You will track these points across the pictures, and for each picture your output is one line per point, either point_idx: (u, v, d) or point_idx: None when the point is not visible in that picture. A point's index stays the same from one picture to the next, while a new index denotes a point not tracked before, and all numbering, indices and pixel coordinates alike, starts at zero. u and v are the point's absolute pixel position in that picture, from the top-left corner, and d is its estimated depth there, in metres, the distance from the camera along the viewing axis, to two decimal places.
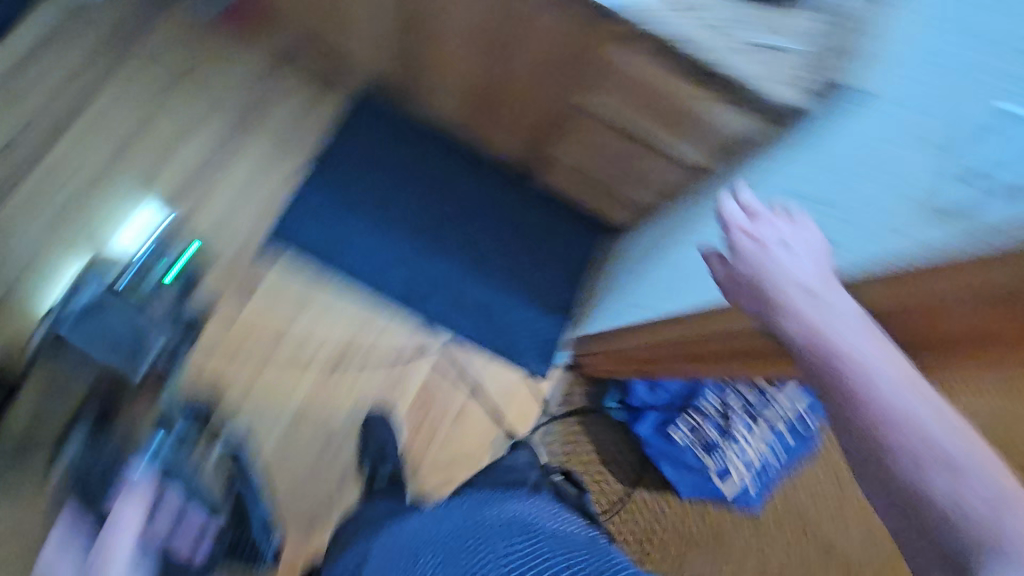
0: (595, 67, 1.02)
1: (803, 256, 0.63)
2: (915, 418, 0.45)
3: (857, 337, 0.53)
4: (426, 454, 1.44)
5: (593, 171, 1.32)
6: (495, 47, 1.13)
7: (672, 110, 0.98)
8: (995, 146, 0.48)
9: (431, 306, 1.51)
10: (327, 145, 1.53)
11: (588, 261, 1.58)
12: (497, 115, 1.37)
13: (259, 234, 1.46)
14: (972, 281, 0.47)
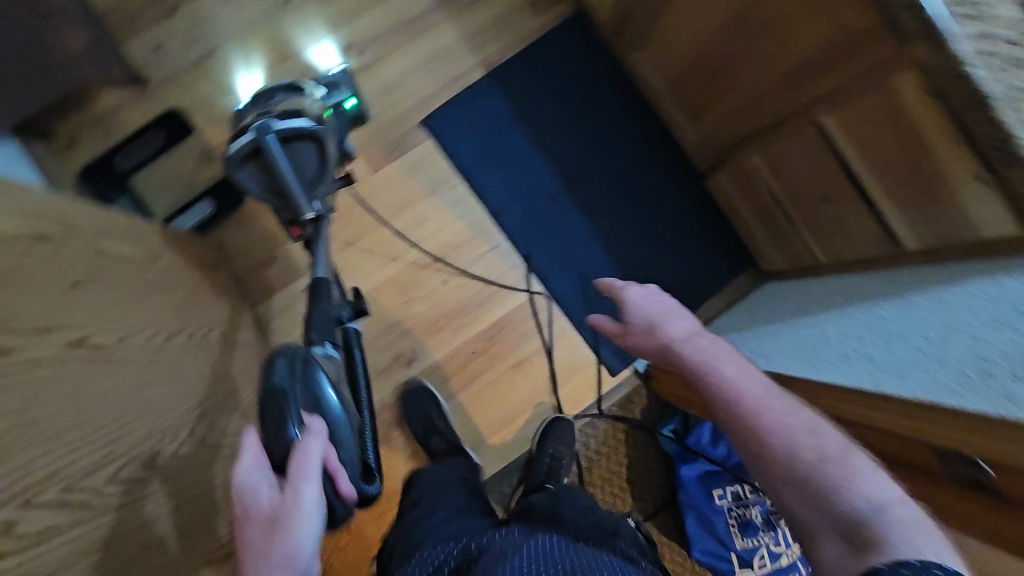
0: (842, 82, 0.89)
1: (669, 321, 0.97)
2: (802, 433, 0.71)
3: (751, 380, 0.81)
4: (473, 383, 1.42)
5: (773, 197, 1.20)
6: (750, 19, 0.99)
7: (918, 161, 0.84)
8: (999, 364, 0.66)
9: (537, 253, 1.45)
10: (513, 57, 1.48)
11: (713, 284, 1.46)
12: (695, 102, 1.28)
13: (417, 111, 1.46)
14: (961, 432, 0.67)
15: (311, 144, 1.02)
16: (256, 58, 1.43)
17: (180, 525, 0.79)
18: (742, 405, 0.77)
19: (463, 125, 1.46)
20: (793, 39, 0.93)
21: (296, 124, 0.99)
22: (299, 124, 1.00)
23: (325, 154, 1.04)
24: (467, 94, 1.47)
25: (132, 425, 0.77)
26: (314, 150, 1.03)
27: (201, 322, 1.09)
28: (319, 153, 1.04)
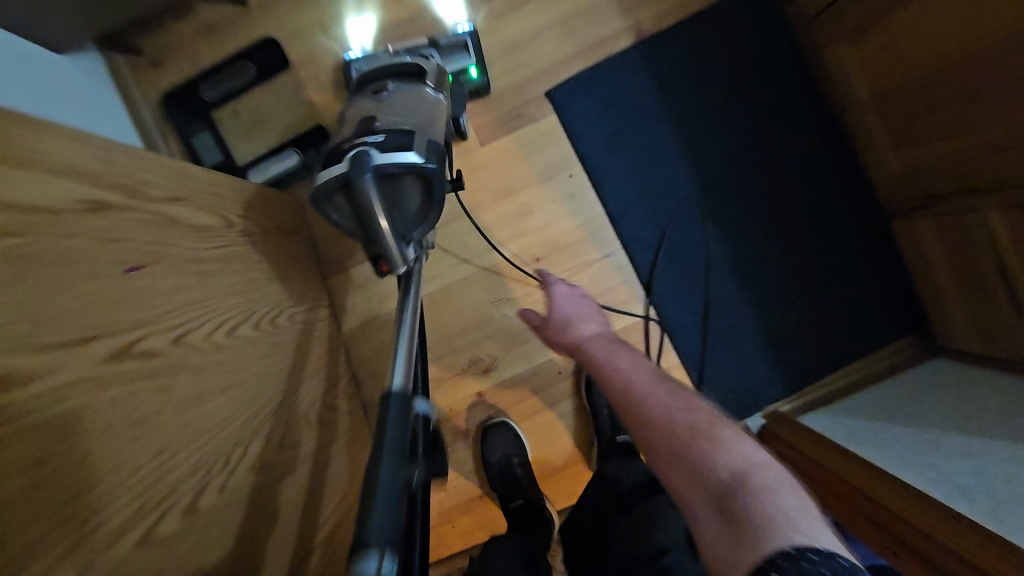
0: None
1: (588, 319, 1.00)
2: (673, 401, 0.77)
3: (659, 386, 0.81)
4: (556, 406, 1.25)
5: (1000, 261, 0.93)
6: None
7: None
8: (1006, 488, 0.79)
9: (659, 271, 1.22)
10: (668, 29, 1.20)
11: (865, 346, 1.21)
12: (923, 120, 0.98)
13: (545, 79, 1.21)
14: (956, 532, 0.78)
15: (417, 183, 0.78)
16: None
17: None
18: (634, 390, 0.81)
19: (598, 103, 1.21)
20: None
21: (404, 158, 0.75)
22: (407, 158, 0.76)
23: (431, 195, 0.80)
24: (608, 66, 1.21)
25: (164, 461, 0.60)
26: (418, 189, 0.79)
27: (272, 305, 0.94)
28: (425, 194, 0.80)
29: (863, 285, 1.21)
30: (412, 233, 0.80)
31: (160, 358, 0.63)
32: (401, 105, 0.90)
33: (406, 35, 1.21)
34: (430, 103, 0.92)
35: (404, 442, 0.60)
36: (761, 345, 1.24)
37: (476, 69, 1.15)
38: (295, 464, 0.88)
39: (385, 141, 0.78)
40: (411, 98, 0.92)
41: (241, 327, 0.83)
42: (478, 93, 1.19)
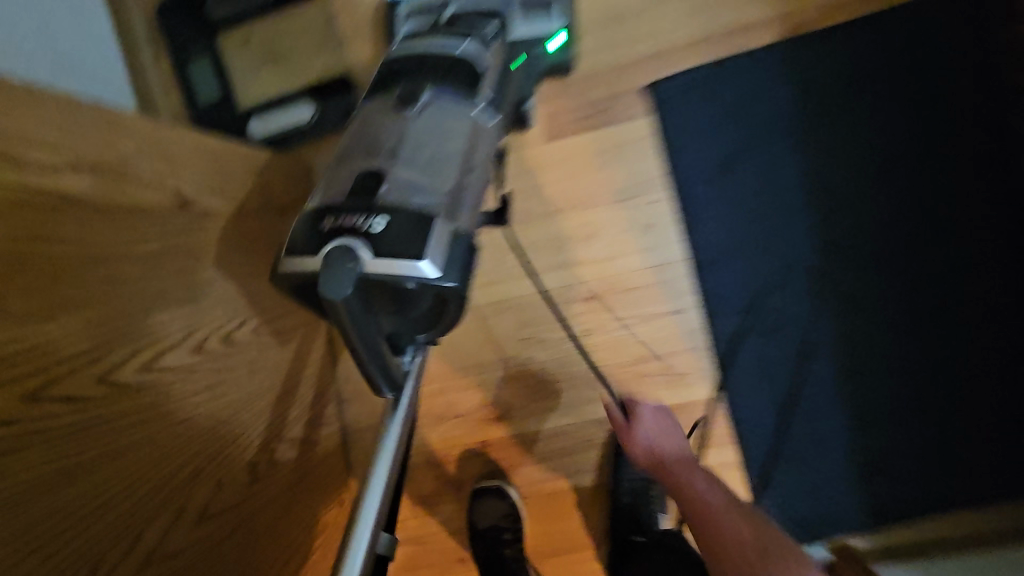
0: None
1: (671, 434, 0.85)
2: (739, 524, 0.73)
3: (712, 491, 0.77)
4: (568, 481, 1.00)
5: None
6: None
7: None
8: None
9: (738, 346, 0.94)
10: (825, 32, 0.88)
11: (991, 503, 0.91)
12: None
13: (646, 69, 0.91)
14: None
15: (427, 300, 0.53)
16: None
17: None
18: (704, 507, 0.76)
19: (707, 122, 0.91)
20: None
21: (411, 273, 0.50)
22: (418, 273, 0.50)
23: (443, 312, 0.55)
24: (734, 67, 0.89)
25: None
26: (428, 302, 0.54)
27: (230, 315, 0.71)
28: (436, 308, 0.55)
29: (1012, 421, 0.90)
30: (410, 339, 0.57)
31: None
32: (429, 139, 0.61)
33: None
34: (467, 143, 0.63)
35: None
36: (844, 463, 0.95)
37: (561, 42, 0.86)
38: (226, 536, 0.64)
39: (392, 232, 0.51)
40: (445, 133, 0.62)
41: (165, 356, 0.59)
42: (555, 72, 0.90)
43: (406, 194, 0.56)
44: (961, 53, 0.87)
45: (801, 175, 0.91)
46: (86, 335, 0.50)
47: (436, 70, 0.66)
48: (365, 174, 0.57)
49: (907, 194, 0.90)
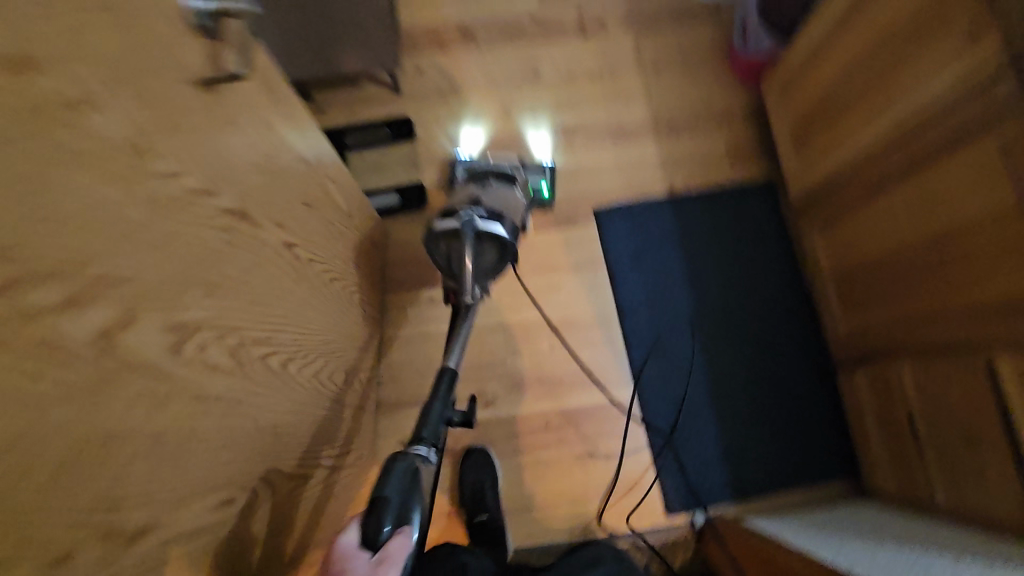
0: (1007, 267, 0.89)
1: None
2: None
3: None
4: (531, 453, 1.43)
5: (915, 403, 1.13)
6: (913, 194, 1.07)
7: None
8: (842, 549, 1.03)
9: (645, 368, 1.48)
10: (693, 191, 1.59)
11: (808, 484, 1.40)
12: (851, 284, 1.28)
13: (595, 199, 1.59)
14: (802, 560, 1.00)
15: (495, 246, 1.14)
16: (483, 116, 1.65)
17: (280, 429, 0.85)
18: None
19: (628, 232, 1.56)
20: (966, 209, 0.96)
21: (492, 228, 1.11)
22: (496, 230, 1.12)
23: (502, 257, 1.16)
24: (643, 203, 1.58)
25: (273, 337, 0.81)
26: (495, 252, 1.15)
27: (352, 282, 1.23)
28: (498, 256, 1.15)
29: (813, 428, 1.43)
30: (484, 275, 1.16)
31: (298, 265, 0.91)
32: (498, 196, 1.28)
33: (504, 151, 1.62)
34: (515, 203, 1.29)
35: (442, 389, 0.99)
36: (716, 454, 1.44)
37: (547, 188, 1.52)
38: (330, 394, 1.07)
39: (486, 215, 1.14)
40: (504, 195, 1.28)
41: (335, 281, 1.10)
42: (543, 206, 1.55)
43: (490, 207, 1.21)
44: (769, 212, 1.57)
45: (682, 267, 1.54)
46: (321, 254, 1.02)
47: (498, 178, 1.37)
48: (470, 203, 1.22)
49: (741, 283, 1.52)
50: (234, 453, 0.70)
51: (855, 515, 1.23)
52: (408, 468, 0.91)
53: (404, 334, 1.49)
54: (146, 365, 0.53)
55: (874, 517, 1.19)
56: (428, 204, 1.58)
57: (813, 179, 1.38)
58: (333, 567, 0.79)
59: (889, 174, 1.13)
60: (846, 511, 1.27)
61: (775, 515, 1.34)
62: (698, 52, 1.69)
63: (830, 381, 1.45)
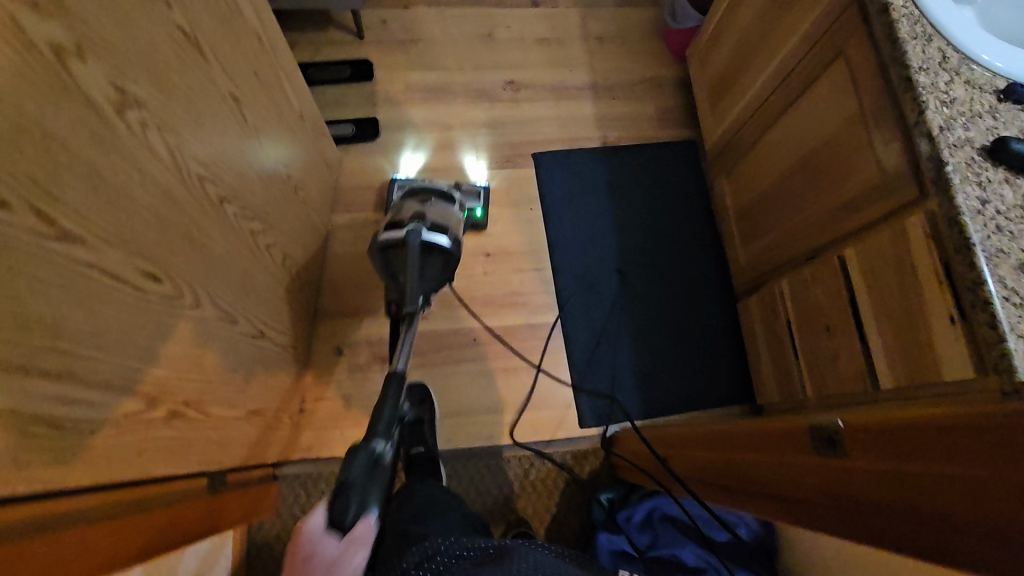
0: (855, 167, 1.07)
1: None
2: None
3: None
4: (459, 364, 1.53)
5: (793, 310, 1.29)
6: (789, 124, 1.25)
7: (905, 265, 0.96)
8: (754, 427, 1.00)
9: (571, 295, 1.61)
10: (624, 146, 1.76)
11: (711, 403, 1.54)
12: (750, 220, 1.46)
13: (536, 146, 1.74)
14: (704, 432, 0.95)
15: (439, 257, 1.16)
16: (424, 137, 1.72)
17: (217, 253, 0.94)
18: None
19: (563, 177, 1.71)
20: (824, 126, 1.14)
21: (437, 238, 1.15)
22: (440, 241, 1.16)
23: (445, 265, 1.18)
24: (578, 152, 1.74)
25: (216, 167, 0.92)
26: (440, 262, 1.17)
27: (299, 177, 1.33)
28: (442, 265, 1.18)
29: (718, 355, 1.58)
30: (427, 283, 1.17)
31: (246, 123, 1.02)
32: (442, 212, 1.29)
33: (443, 173, 1.68)
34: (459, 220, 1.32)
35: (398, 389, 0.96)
36: (630, 375, 1.56)
37: (481, 211, 1.60)
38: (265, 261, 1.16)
39: (431, 227, 1.18)
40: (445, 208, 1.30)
41: (281, 164, 1.20)
42: (477, 228, 1.62)
43: (437, 217, 1.23)
44: (689, 168, 1.75)
45: (609, 210, 1.70)
46: (271, 130, 1.13)
47: (434, 191, 1.39)
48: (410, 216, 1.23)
49: (662, 226, 1.69)
50: (166, 241, 0.78)
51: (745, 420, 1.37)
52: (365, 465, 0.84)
53: (348, 250, 1.59)
54: (94, 103, 0.62)
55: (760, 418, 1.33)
56: (380, 139, 1.70)
57: (722, 131, 1.56)
58: (302, 549, 0.79)
59: (772, 112, 1.32)
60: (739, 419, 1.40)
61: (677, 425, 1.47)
62: (637, 31, 1.89)
63: (732, 316, 1.61)
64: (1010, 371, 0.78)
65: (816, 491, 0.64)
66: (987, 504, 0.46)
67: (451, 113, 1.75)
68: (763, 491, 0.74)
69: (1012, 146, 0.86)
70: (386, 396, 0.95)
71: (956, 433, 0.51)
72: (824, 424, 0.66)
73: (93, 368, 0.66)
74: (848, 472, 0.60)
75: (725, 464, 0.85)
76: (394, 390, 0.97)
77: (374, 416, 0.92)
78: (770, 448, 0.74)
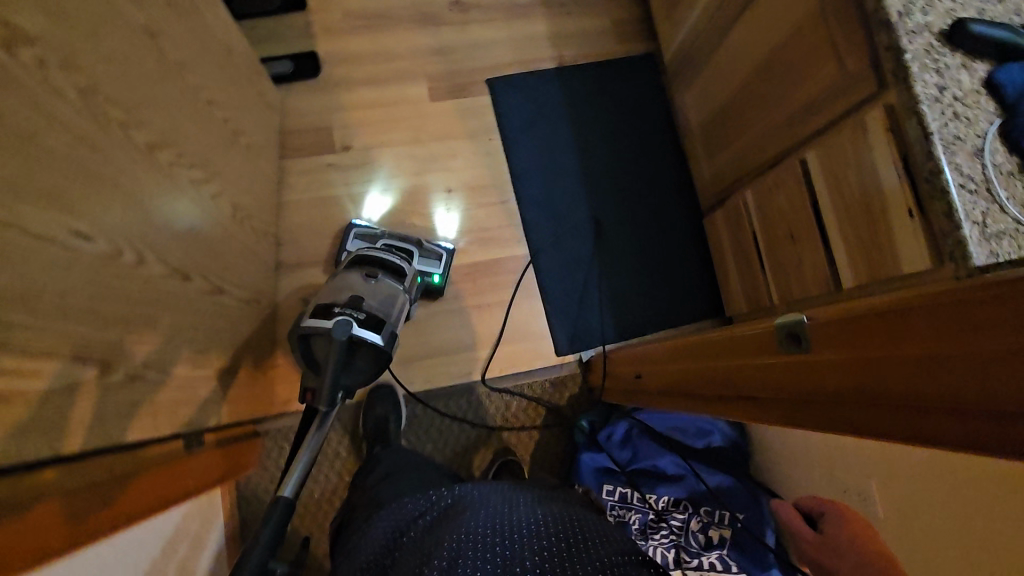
0: (816, 65, 1.04)
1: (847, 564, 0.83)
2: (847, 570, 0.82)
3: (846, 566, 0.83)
4: (430, 305, 1.51)
5: (757, 220, 1.29)
6: (747, 26, 1.21)
7: (864, 162, 0.97)
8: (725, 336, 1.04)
9: (538, 225, 1.59)
10: (581, 65, 1.68)
11: (682, 319, 1.57)
12: (713, 133, 1.44)
13: (488, 72, 1.65)
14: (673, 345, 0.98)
15: (367, 351, 1.10)
16: (393, 180, 1.56)
17: (157, 208, 0.88)
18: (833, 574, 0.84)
19: (520, 102, 1.64)
20: (783, 24, 1.09)
21: (369, 337, 1.07)
22: (371, 337, 1.08)
23: (372, 361, 1.13)
24: (534, 75, 1.66)
25: (140, 112, 0.84)
26: (368, 355, 1.11)
27: (238, 123, 1.24)
28: (370, 358, 1.11)
29: (688, 271, 1.59)
30: (352, 373, 1.12)
31: (168, 62, 0.93)
32: (382, 292, 1.20)
33: (405, 225, 1.54)
34: (404, 296, 1.25)
35: (278, 530, 0.96)
36: (602, 300, 1.57)
37: (439, 276, 1.45)
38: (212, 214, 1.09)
39: (364, 319, 1.09)
40: (388, 291, 1.21)
41: (215, 108, 1.11)
42: (433, 292, 1.48)
43: (373, 303, 1.15)
44: (650, 83, 1.69)
45: (570, 134, 1.65)
46: (198, 69, 1.04)
47: (384, 261, 1.29)
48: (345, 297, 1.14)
49: (625, 147, 1.65)
50: (93, 193, 0.72)
51: None
52: None
53: (302, 198, 1.52)
54: None
55: None
56: (324, 75, 1.59)
57: (682, 40, 1.49)
58: None
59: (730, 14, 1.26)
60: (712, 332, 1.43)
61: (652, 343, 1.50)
62: None
63: (698, 233, 1.62)
64: (965, 258, 0.81)
65: (788, 385, 0.65)
66: (944, 376, 0.46)
67: (397, 42, 1.63)
68: (740, 393, 0.75)
69: (970, 29, 0.84)
70: (261, 539, 0.94)
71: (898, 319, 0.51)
72: (788, 321, 0.65)
73: (34, 334, 0.62)
74: (814, 363, 0.60)
75: (696, 373, 0.87)
76: (274, 527, 0.96)
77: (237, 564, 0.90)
78: (738, 354, 0.76)
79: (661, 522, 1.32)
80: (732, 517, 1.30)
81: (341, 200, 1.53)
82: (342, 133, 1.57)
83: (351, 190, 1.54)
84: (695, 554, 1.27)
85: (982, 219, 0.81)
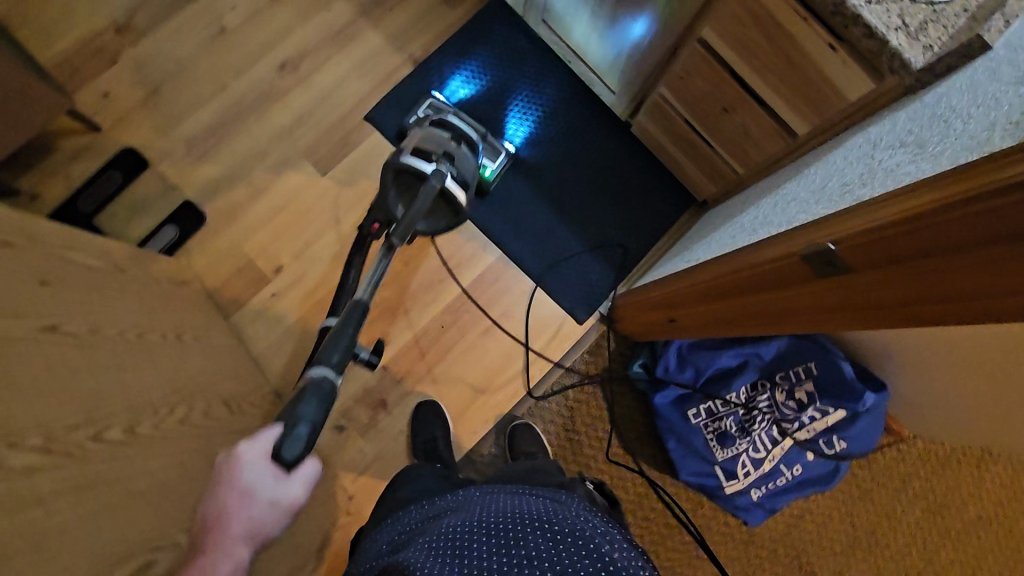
0: None
1: None
2: None
3: None
4: (445, 358, 1.49)
5: (681, 105, 1.25)
6: None
7: (761, 18, 0.93)
8: (718, 243, 1.05)
9: (491, 224, 1.54)
10: (434, 50, 1.57)
11: (667, 226, 1.55)
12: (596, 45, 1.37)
13: (358, 112, 1.54)
14: (691, 285, 0.98)
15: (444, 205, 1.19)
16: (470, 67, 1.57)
17: (170, 478, 0.84)
18: None
19: (401, 120, 1.54)
20: None
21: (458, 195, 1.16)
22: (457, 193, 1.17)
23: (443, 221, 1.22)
24: (398, 87, 1.55)
25: (97, 409, 0.78)
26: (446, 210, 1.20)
27: (176, 323, 1.16)
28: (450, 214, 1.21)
29: (645, 180, 1.57)
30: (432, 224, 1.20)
31: (83, 336, 0.85)
32: (462, 154, 1.25)
33: (479, 107, 1.56)
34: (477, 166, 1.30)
35: (359, 316, 0.94)
36: (589, 252, 1.54)
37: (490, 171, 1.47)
38: (216, 427, 1.05)
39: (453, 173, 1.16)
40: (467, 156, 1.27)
41: (149, 333, 1.03)
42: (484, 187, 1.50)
43: (462, 161, 1.23)
44: (507, 28, 1.59)
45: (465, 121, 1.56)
46: (109, 315, 0.96)
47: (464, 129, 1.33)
48: (435, 154, 1.19)
49: (522, 100, 1.57)
50: (114, 532, 0.68)
51: (705, 224, 1.40)
52: (299, 413, 0.82)
53: (271, 340, 1.45)
54: None
55: (717, 215, 1.36)
56: (208, 215, 1.48)
57: None
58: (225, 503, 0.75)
59: None
60: (698, 229, 1.43)
61: (650, 267, 1.49)
62: None
63: (632, 139, 1.58)
64: (905, 66, 0.80)
65: (846, 304, 0.64)
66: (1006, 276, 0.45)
67: (254, 138, 1.51)
68: (793, 316, 0.75)
69: None
70: (349, 320, 0.93)
71: (916, 232, 0.51)
72: (815, 250, 0.63)
73: None
74: (865, 281, 0.59)
75: (736, 309, 0.87)
76: (355, 317, 0.94)
77: (329, 344, 0.91)
78: (770, 285, 0.75)
79: (752, 410, 1.38)
80: (807, 369, 1.36)
81: (306, 317, 1.46)
82: (266, 257, 1.48)
83: (309, 302, 1.47)
84: (794, 418, 1.36)
85: (901, 21, 0.79)
